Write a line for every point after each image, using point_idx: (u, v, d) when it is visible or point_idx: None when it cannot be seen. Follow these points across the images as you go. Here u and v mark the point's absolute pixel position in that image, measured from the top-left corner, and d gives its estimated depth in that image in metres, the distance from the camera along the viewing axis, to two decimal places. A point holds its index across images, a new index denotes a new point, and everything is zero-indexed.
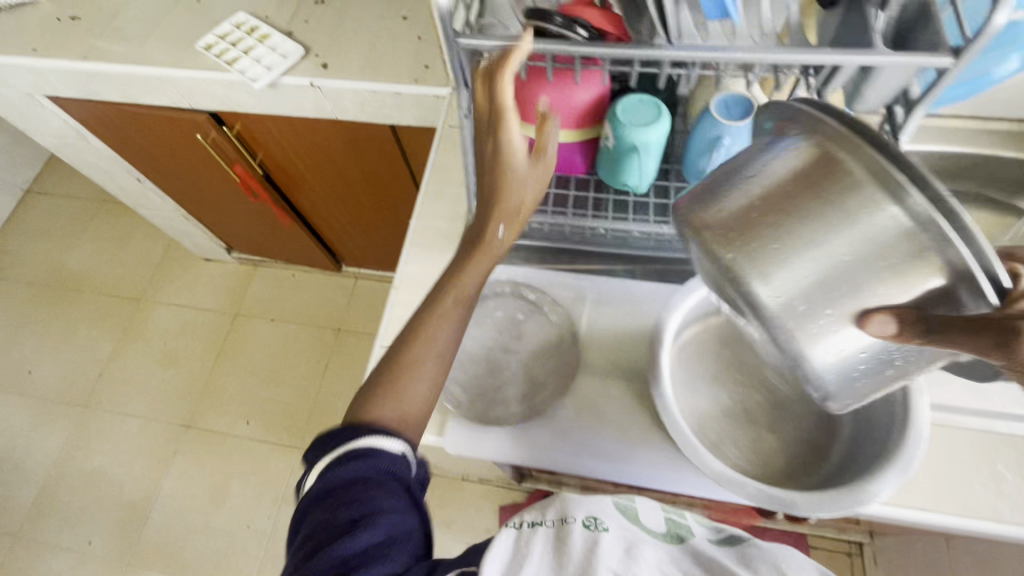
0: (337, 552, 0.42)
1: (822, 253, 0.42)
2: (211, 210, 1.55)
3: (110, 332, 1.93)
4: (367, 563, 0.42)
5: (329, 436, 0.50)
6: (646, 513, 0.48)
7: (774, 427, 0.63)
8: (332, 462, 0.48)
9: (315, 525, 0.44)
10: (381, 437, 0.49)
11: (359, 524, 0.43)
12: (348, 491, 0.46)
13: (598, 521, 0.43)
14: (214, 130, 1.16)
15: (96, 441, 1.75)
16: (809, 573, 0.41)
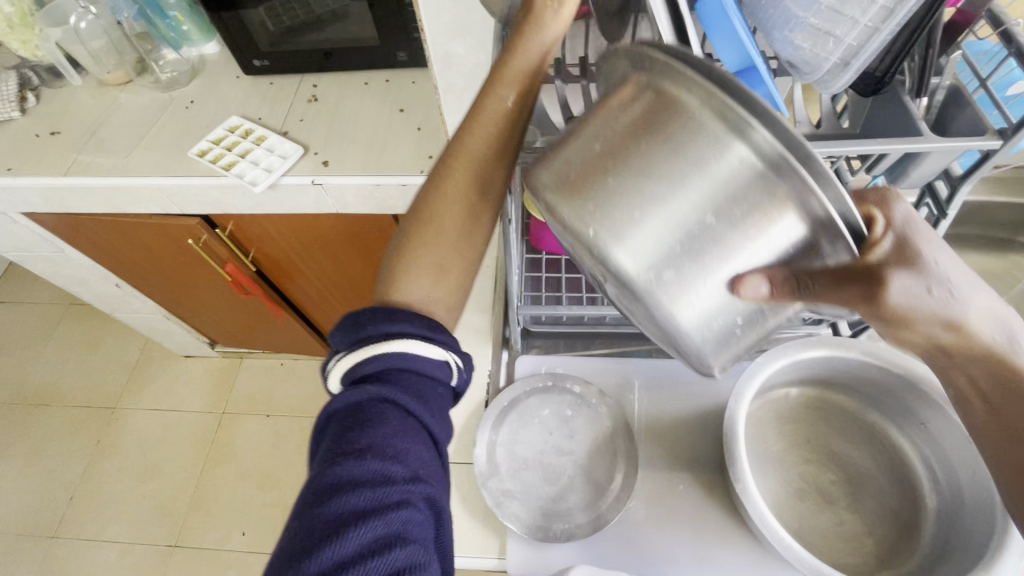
0: (374, 480, 0.38)
1: (671, 210, 0.35)
2: (197, 309, 1.48)
3: (83, 448, 1.77)
4: (405, 497, 0.39)
5: (368, 324, 0.47)
6: None
7: (859, 517, 0.60)
8: (371, 362, 0.45)
9: (345, 437, 0.41)
10: (428, 346, 0.47)
11: (395, 454, 0.40)
12: (386, 407, 0.43)
13: None
14: (206, 232, 1.12)
15: (70, 575, 1.56)
16: None
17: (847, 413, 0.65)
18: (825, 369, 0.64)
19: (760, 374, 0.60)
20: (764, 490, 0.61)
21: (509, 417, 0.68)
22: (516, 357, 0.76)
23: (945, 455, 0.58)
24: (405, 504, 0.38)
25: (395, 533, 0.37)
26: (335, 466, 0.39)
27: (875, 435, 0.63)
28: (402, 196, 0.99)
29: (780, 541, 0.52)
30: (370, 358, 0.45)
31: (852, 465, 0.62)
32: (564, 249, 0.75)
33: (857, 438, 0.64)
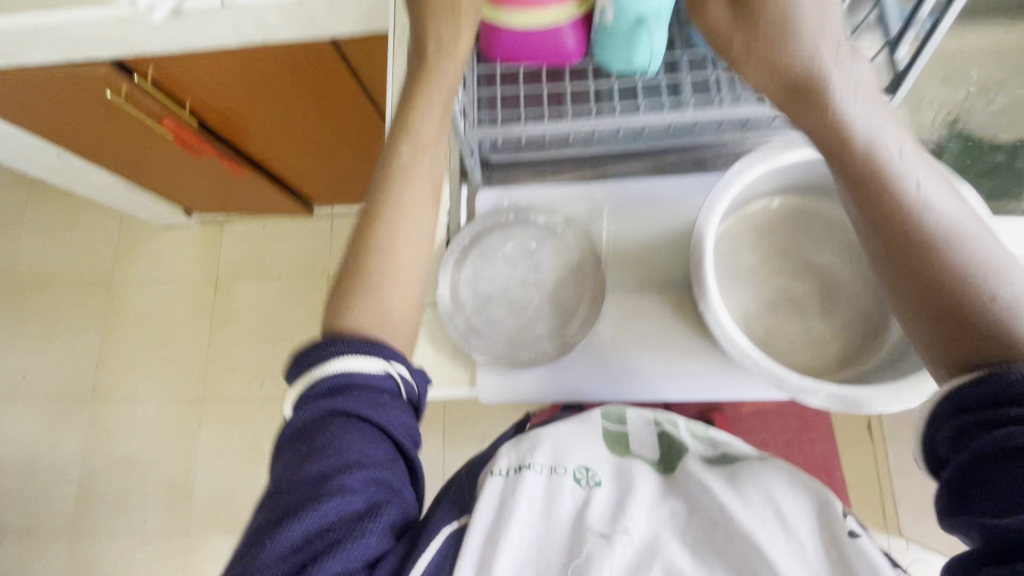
0: (318, 481, 0.46)
1: None
2: (155, 172, 1.39)
3: (93, 323, 1.83)
4: (363, 498, 0.47)
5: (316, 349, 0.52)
6: (637, 441, 0.65)
7: (827, 324, 0.59)
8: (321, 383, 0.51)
9: (301, 456, 0.48)
10: (366, 359, 0.52)
11: (342, 456, 0.47)
12: (337, 421, 0.49)
13: (587, 470, 0.60)
14: (125, 83, 0.98)
15: (118, 429, 1.74)
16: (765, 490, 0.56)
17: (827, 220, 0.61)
18: (811, 174, 0.57)
19: (733, 185, 0.54)
20: (733, 304, 0.60)
21: (471, 251, 0.65)
22: (476, 191, 0.69)
23: None
24: (360, 501, 0.47)
25: (334, 517, 0.45)
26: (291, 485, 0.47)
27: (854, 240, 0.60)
28: (332, 10, 0.83)
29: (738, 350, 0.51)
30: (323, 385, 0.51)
31: (828, 273, 0.60)
32: (521, 56, 0.63)
33: (835, 245, 0.60)
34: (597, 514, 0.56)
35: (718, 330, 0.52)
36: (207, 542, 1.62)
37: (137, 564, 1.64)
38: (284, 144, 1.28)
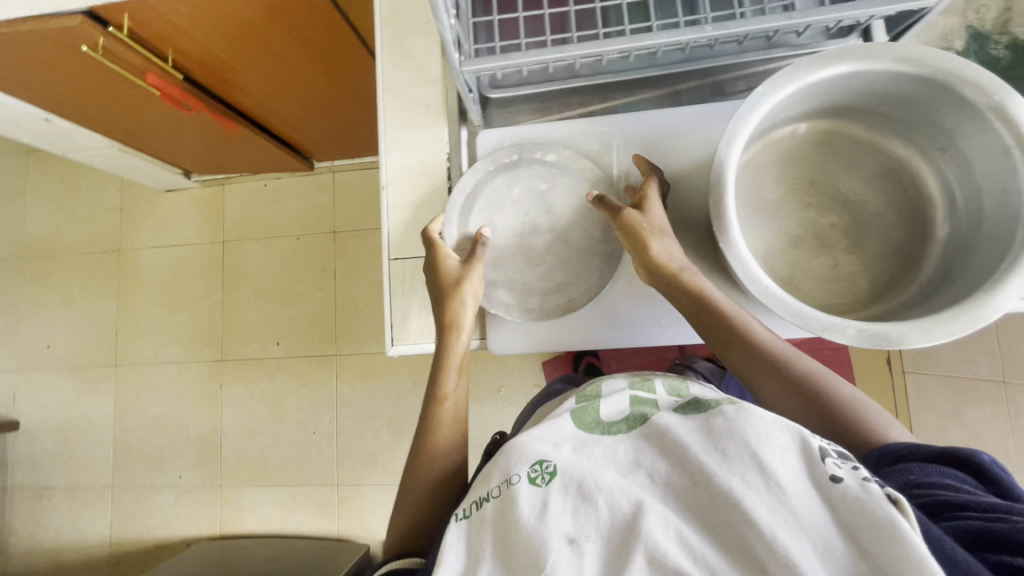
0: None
1: None
2: (147, 132, 1.34)
3: (107, 290, 1.85)
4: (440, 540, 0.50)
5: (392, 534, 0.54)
6: (608, 407, 0.53)
7: (856, 259, 0.55)
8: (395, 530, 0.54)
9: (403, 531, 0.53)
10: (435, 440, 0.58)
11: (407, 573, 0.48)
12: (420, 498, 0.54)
13: (542, 463, 0.46)
14: (101, 35, 0.92)
15: (144, 391, 1.79)
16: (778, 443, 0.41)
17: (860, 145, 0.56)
18: (844, 94, 0.52)
19: (758, 109, 0.48)
20: (755, 240, 0.56)
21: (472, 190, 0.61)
22: (477, 132, 0.65)
23: (972, 177, 0.49)
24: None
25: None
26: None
27: (888, 166, 0.55)
28: None
29: (761, 289, 0.47)
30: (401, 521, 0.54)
31: (857, 203, 0.56)
32: None
33: (866, 174, 0.56)
34: (562, 507, 0.42)
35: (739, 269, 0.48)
36: (239, 494, 1.69)
37: (177, 515, 1.73)
38: (276, 94, 1.22)
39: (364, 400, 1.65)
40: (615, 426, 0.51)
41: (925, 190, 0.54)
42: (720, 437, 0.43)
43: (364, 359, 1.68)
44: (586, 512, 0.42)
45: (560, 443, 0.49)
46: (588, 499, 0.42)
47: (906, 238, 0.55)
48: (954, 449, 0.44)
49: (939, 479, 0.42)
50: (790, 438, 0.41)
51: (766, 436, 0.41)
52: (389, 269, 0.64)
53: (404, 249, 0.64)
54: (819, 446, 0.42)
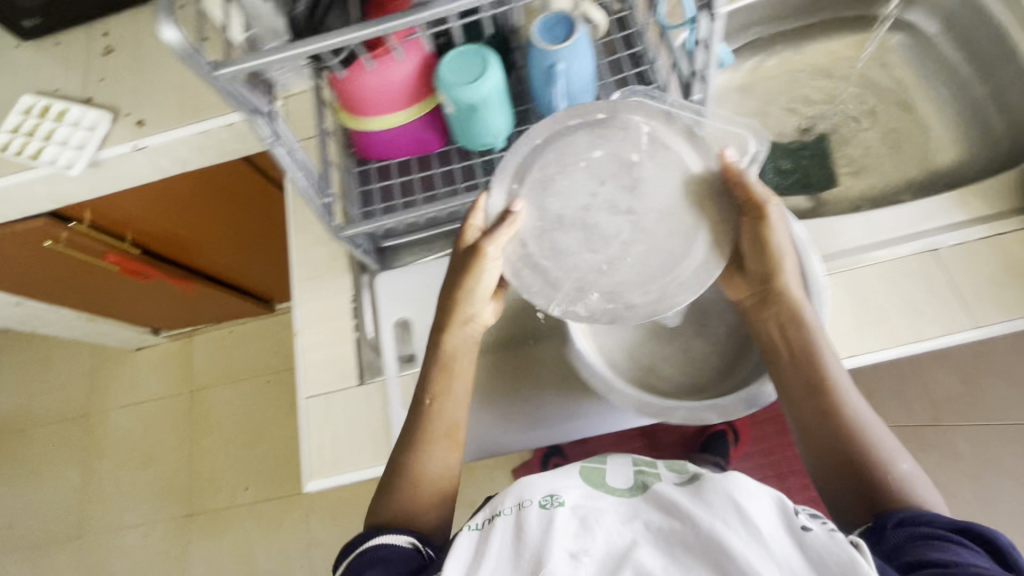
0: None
1: None
2: (114, 300, 1.45)
3: (74, 457, 1.84)
4: None
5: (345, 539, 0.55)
6: (613, 473, 0.57)
7: (698, 343, 0.63)
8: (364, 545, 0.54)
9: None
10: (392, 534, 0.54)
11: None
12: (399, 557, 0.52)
13: (553, 497, 0.51)
14: (63, 230, 1.05)
15: (107, 562, 1.71)
16: (758, 497, 0.48)
17: None
18: None
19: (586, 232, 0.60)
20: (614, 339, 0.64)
21: (388, 295, 0.72)
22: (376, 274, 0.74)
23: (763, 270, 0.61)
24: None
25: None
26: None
27: None
28: (237, 136, 0.92)
29: None
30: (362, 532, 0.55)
31: (693, 295, 0.65)
32: (393, 150, 0.70)
33: None
34: (563, 531, 0.48)
35: None
36: None
37: None
38: (229, 252, 1.36)
39: (337, 538, 1.60)
40: (617, 489, 0.54)
41: None
42: (709, 491, 0.49)
43: (334, 493, 1.65)
44: (590, 536, 0.48)
45: (572, 488, 0.54)
46: (587, 531, 0.48)
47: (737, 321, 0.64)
48: (969, 523, 0.45)
49: (942, 556, 0.43)
50: (767, 496, 0.48)
51: (744, 490, 0.48)
52: (304, 407, 0.70)
53: (317, 386, 0.70)
54: (794, 505, 0.48)
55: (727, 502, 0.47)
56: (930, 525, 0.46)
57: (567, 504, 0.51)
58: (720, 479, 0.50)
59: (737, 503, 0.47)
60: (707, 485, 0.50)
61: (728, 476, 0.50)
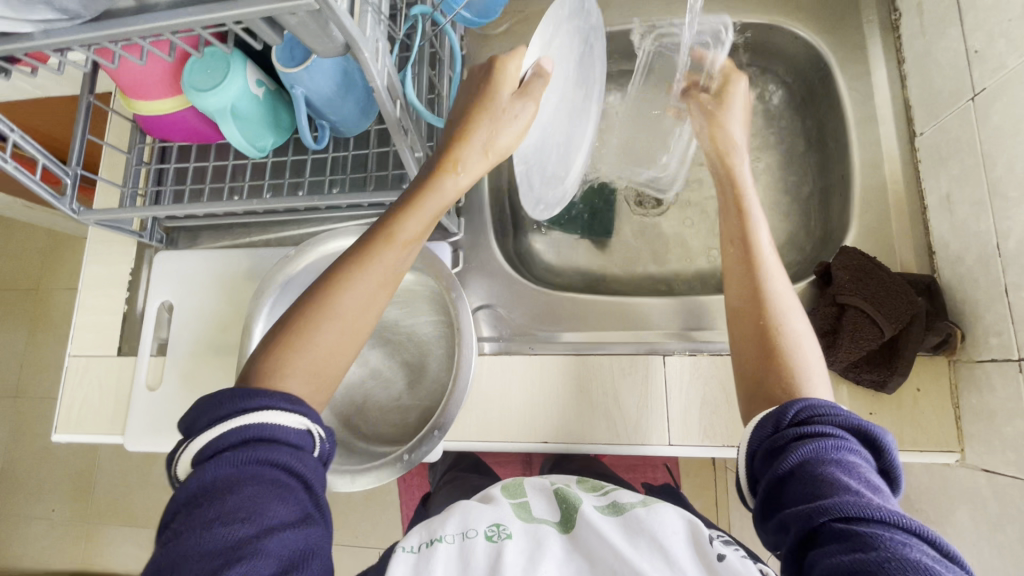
0: (219, 555, 0.35)
1: None
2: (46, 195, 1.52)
3: (23, 325, 1.98)
4: (241, 554, 0.35)
5: (219, 402, 0.43)
6: (539, 509, 0.60)
7: (409, 396, 0.63)
8: (234, 430, 0.41)
9: (190, 520, 0.37)
10: (270, 411, 0.42)
11: (256, 514, 0.37)
12: (235, 472, 0.39)
13: (498, 527, 0.54)
14: None
15: (38, 425, 1.89)
16: (676, 523, 0.51)
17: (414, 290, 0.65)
18: None
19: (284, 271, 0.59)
20: None
21: (157, 279, 0.73)
22: (157, 252, 0.75)
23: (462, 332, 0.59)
24: (279, 518, 0.38)
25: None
26: (179, 543, 0.36)
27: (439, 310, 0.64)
28: None
29: None
30: (244, 396, 0.43)
31: (418, 341, 0.65)
32: (173, 135, 0.68)
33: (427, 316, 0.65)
34: (512, 561, 0.49)
35: None
36: (105, 532, 1.75)
37: (47, 546, 1.79)
38: None
39: None
40: (547, 522, 0.57)
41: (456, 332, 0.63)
42: (634, 530, 0.51)
43: None
44: (536, 563, 0.49)
45: (508, 518, 0.55)
46: (532, 560, 0.50)
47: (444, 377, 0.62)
48: (871, 427, 0.40)
49: (855, 483, 0.36)
50: (682, 523, 0.52)
51: (659, 521, 0.51)
52: (67, 363, 0.74)
53: (82, 347, 0.74)
54: (711, 536, 0.50)
55: (649, 533, 0.50)
56: (843, 446, 0.38)
57: (511, 534, 0.53)
58: (648, 517, 0.53)
59: (653, 532, 0.50)
60: (632, 519, 0.53)
61: (653, 512, 0.53)
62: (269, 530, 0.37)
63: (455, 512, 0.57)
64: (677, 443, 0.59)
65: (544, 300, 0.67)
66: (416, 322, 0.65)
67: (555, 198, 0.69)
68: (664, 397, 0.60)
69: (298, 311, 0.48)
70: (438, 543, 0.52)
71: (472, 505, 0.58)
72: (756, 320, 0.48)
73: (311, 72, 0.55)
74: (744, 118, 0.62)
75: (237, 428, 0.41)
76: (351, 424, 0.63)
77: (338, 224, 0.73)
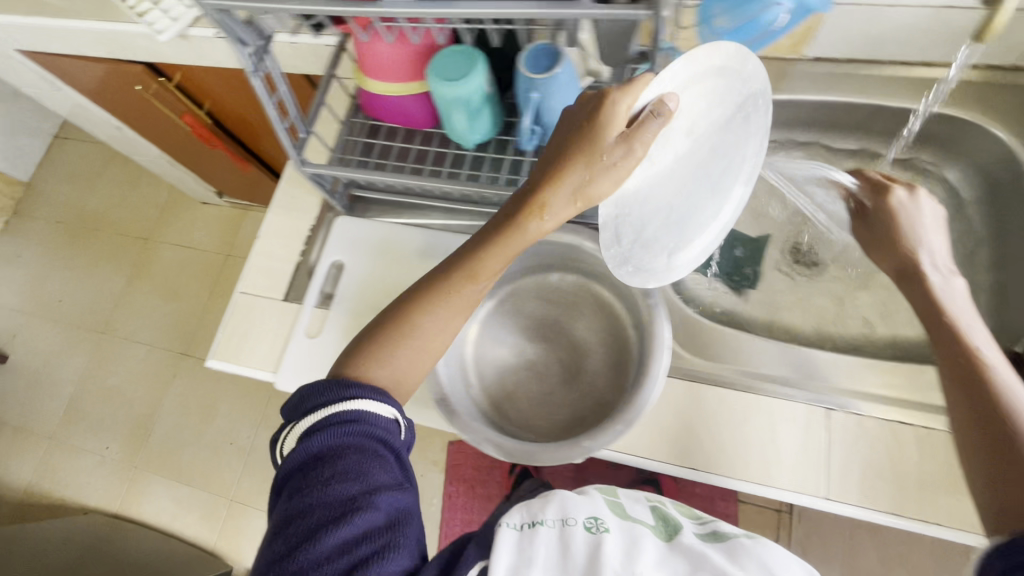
0: (339, 507, 0.47)
1: None
2: (192, 155, 1.66)
3: (124, 268, 2.11)
4: (358, 506, 0.47)
5: (314, 396, 0.53)
6: (635, 513, 0.62)
7: (565, 397, 0.65)
8: (334, 414, 0.51)
9: (309, 481, 0.48)
10: (358, 402, 0.52)
11: (362, 476, 0.48)
12: (339, 447, 0.50)
13: (596, 521, 0.54)
14: (153, 81, 1.21)
15: (112, 364, 1.97)
16: (785, 561, 0.53)
17: (588, 298, 0.68)
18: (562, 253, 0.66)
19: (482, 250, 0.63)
20: (490, 355, 0.68)
21: (335, 239, 0.79)
22: (338, 215, 0.81)
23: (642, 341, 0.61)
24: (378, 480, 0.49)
25: (361, 532, 0.46)
26: (303, 499, 0.48)
27: (611, 321, 0.66)
28: None
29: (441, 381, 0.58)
30: (334, 389, 0.53)
31: (582, 346, 0.66)
32: (388, 116, 0.75)
33: (597, 324, 0.67)
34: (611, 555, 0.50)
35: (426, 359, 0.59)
36: (148, 481, 1.78)
37: (90, 482, 1.83)
38: None
39: None
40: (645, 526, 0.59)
41: (627, 344, 0.64)
42: (741, 556, 0.54)
43: None
44: (635, 561, 0.50)
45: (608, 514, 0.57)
46: (631, 556, 0.51)
47: (604, 387, 0.64)
48: None
49: None
50: (785, 560, 0.54)
51: (770, 556, 0.54)
52: (235, 298, 0.79)
53: (252, 286, 0.79)
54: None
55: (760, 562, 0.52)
56: None
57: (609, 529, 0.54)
58: (755, 550, 0.54)
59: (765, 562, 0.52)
60: (740, 551, 0.55)
61: (758, 546, 0.55)
62: (372, 491, 0.48)
63: (552, 497, 0.58)
64: (832, 500, 0.58)
65: (703, 332, 0.68)
66: (583, 328, 0.67)
67: (660, 267, 0.58)
68: (824, 450, 0.59)
69: (397, 316, 0.58)
70: (541, 526, 0.52)
71: (572, 495, 0.59)
72: (983, 433, 0.50)
73: (552, 81, 0.61)
74: (942, 244, 0.66)
75: (337, 412, 0.51)
76: (506, 410, 0.65)
77: None
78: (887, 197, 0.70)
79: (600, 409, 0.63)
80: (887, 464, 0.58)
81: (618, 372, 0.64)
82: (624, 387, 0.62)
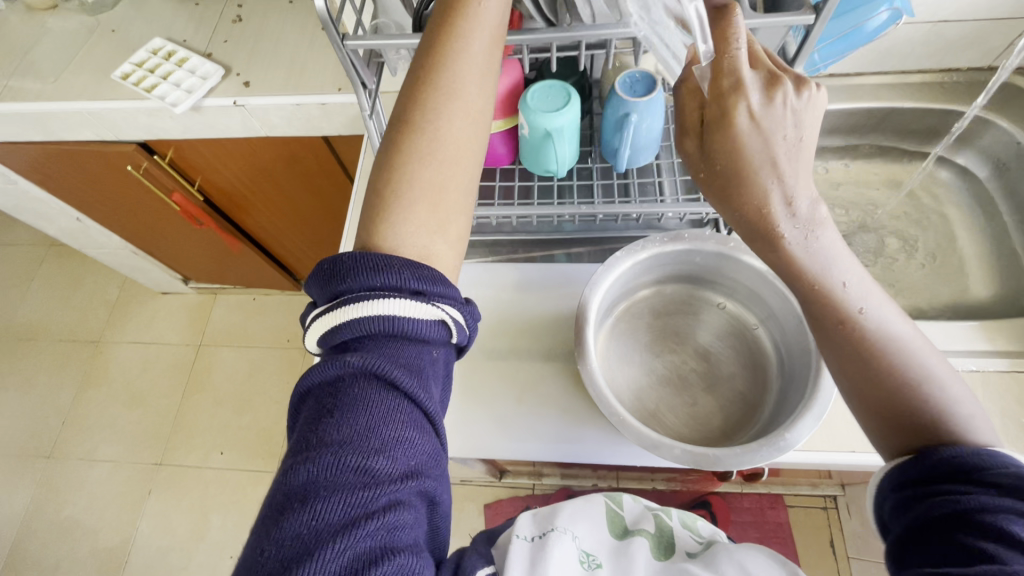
0: (359, 487, 0.34)
1: None
2: (165, 239, 1.53)
3: (70, 378, 1.85)
4: (390, 498, 0.35)
5: (346, 281, 0.40)
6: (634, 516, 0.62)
7: (710, 403, 0.64)
8: (359, 322, 0.39)
9: (320, 428, 0.36)
10: (417, 304, 0.40)
11: (392, 447, 0.36)
12: (369, 389, 0.37)
13: (588, 556, 0.55)
14: (144, 159, 1.13)
15: (65, 491, 1.68)
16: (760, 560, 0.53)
17: (705, 304, 0.70)
18: (683, 265, 0.67)
19: (617, 265, 0.63)
20: (622, 375, 0.66)
21: None
22: None
23: (785, 334, 0.63)
24: (414, 452, 0.37)
25: (381, 539, 0.33)
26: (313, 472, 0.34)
27: (735, 324, 0.68)
28: (325, 115, 0.99)
29: (611, 402, 0.56)
30: (370, 271, 0.40)
31: (709, 352, 0.67)
32: None
33: (721, 328, 0.69)
34: None
35: (588, 381, 0.57)
36: None
37: None
38: (278, 221, 1.42)
39: None
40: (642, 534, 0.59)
41: (760, 344, 0.66)
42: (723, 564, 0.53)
43: None
44: None
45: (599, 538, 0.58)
46: None
47: (748, 387, 0.64)
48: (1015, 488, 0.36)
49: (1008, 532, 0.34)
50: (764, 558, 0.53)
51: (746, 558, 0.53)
52: None
53: None
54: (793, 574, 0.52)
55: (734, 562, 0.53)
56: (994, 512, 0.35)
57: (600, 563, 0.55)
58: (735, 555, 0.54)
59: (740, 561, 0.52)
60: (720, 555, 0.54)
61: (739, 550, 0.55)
62: (405, 471, 0.36)
63: (549, 511, 0.59)
64: None
65: None
66: (707, 334, 0.68)
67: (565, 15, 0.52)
68: None
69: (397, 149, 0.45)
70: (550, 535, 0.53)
71: (572, 508, 0.59)
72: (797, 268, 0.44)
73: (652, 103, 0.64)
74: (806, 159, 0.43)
75: (367, 316, 0.39)
76: (655, 425, 0.62)
77: (600, 244, 0.78)
78: (728, 98, 0.43)
79: (753, 409, 0.63)
80: (992, 410, 0.67)
81: (758, 370, 0.65)
82: (770, 383, 0.63)
